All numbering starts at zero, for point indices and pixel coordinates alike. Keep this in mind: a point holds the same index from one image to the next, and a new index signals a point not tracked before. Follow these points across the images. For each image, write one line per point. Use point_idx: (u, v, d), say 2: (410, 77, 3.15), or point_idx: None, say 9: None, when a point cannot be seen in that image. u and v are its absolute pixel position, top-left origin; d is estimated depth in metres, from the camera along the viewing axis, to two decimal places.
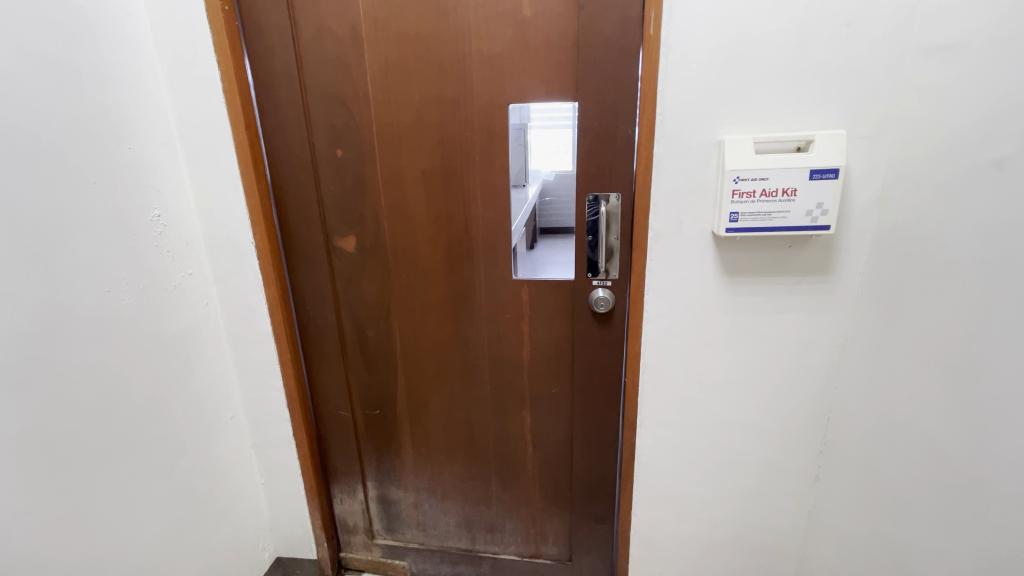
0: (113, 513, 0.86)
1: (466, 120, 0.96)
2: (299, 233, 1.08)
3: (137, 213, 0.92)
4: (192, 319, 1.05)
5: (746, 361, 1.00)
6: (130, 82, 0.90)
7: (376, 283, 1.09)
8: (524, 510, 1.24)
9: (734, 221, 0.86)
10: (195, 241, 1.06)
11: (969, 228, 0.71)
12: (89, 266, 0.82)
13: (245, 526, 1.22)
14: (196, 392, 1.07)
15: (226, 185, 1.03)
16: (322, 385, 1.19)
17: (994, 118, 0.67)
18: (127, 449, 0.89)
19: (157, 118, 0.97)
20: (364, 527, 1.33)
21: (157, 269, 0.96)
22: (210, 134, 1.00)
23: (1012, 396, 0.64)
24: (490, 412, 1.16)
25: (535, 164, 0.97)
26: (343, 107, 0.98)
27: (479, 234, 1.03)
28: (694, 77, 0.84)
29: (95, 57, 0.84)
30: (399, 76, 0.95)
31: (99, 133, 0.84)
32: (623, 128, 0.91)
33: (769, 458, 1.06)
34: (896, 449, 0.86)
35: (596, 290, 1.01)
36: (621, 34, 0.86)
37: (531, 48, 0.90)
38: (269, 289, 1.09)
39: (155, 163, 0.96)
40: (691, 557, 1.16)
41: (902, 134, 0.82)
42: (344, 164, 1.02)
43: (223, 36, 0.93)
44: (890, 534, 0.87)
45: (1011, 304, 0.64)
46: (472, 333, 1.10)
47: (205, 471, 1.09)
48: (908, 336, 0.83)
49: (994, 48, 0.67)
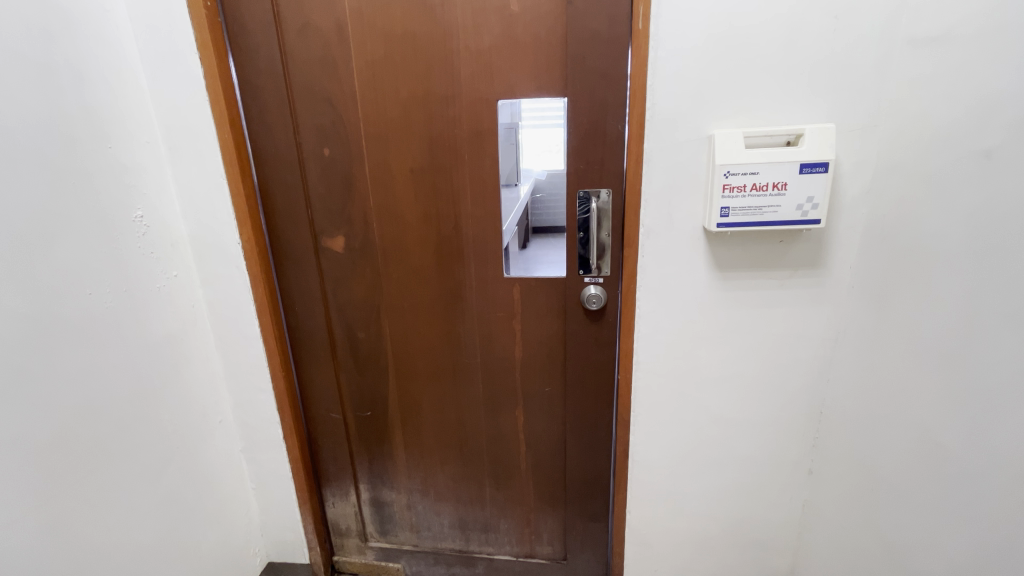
0: (103, 522, 0.84)
1: (454, 118, 0.95)
2: (286, 233, 1.06)
3: (119, 212, 0.89)
4: (177, 322, 1.03)
5: (738, 357, 1.00)
6: (110, 82, 0.88)
7: (365, 283, 1.08)
8: (518, 510, 1.23)
9: (725, 216, 0.86)
10: (180, 242, 1.04)
11: (959, 219, 0.71)
12: (70, 269, 0.80)
13: (235, 531, 1.21)
14: (183, 395, 1.05)
15: (210, 186, 1.01)
16: (312, 387, 1.18)
17: (984, 110, 0.67)
18: (113, 454, 0.87)
19: (139, 117, 0.94)
20: (357, 529, 1.32)
21: (141, 271, 0.94)
22: (194, 132, 0.98)
23: (1006, 384, 0.64)
24: (483, 412, 1.15)
25: (528, 163, 0.96)
26: (330, 105, 0.97)
27: (469, 232, 1.02)
28: (684, 73, 0.84)
29: (75, 54, 0.82)
30: (386, 73, 0.94)
31: (79, 133, 0.82)
32: (613, 124, 0.90)
33: (762, 453, 1.06)
34: (889, 441, 0.86)
35: (588, 287, 1.00)
36: (610, 28, 0.85)
37: (520, 44, 0.89)
38: (257, 292, 1.07)
39: (137, 163, 0.94)
40: (686, 553, 1.16)
41: (892, 128, 0.82)
42: (332, 162, 1.01)
43: (207, 35, 0.91)
44: (884, 525, 0.87)
45: (1005, 295, 0.64)
46: (464, 331, 1.09)
47: (194, 475, 1.07)
48: (900, 329, 0.83)
49: (983, 40, 0.67)
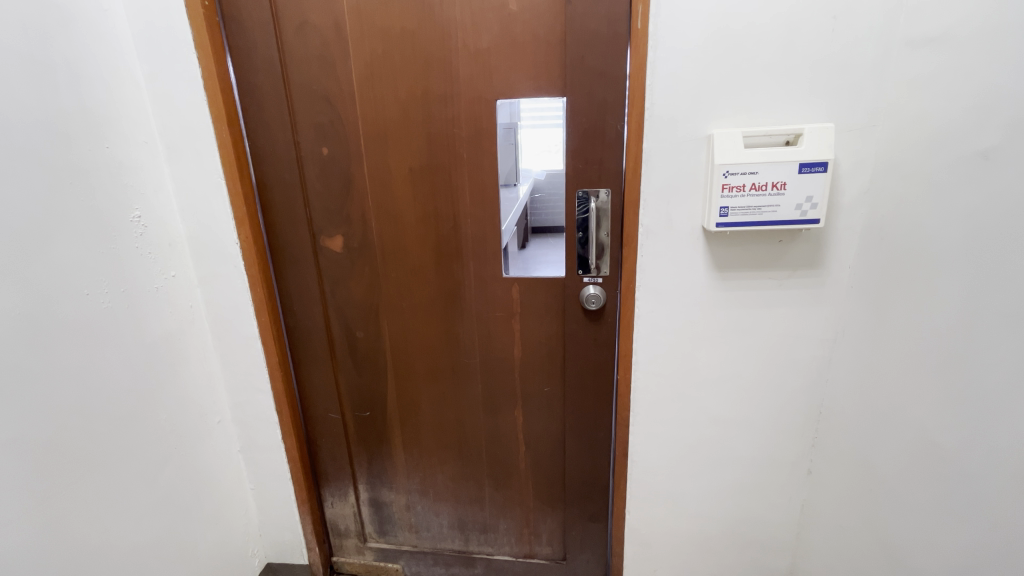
0: (99, 523, 0.84)
1: (453, 117, 0.95)
2: (284, 233, 1.06)
3: (116, 212, 0.89)
4: (174, 322, 1.03)
5: (737, 357, 1.00)
6: (108, 81, 0.88)
7: (364, 283, 1.08)
8: (518, 510, 1.23)
9: (724, 216, 0.86)
10: (178, 242, 1.03)
11: (957, 218, 0.71)
12: (66, 269, 0.80)
13: (234, 531, 1.20)
14: (181, 396, 1.04)
15: (208, 186, 1.01)
16: (311, 387, 1.18)
17: (982, 110, 0.67)
18: (111, 455, 0.87)
19: (136, 116, 0.94)
20: (356, 530, 1.32)
21: (138, 271, 0.94)
22: (191, 131, 0.98)
23: (1004, 384, 0.64)
24: (482, 412, 1.15)
25: (527, 163, 0.96)
26: (328, 104, 0.96)
27: (468, 232, 1.02)
28: (683, 73, 0.84)
29: (72, 53, 0.81)
30: (384, 73, 0.93)
31: (76, 132, 0.82)
32: (612, 123, 0.90)
33: (761, 453, 1.06)
34: (888, 441, 0.86)
35: (587, 287, 1.00)
36: (609, 27, 0.85)
37: (518, 43, 0.89)
38: (255, 292, 1.07)
39: (135, 163, 0.93)
40: (685, 553, 1.16)
41: (890, 128, 0.82)
42: (330, 162, 1.00)
43: (204, 34, 0.91)
44: (883, 525, 0.87)
45: (1003, 294, 0.64)
46: (463, 331, 1.09)
47: (192, 476, 1.07)
48: (899, 329, 0.83)
49: (981, 40, 0.67)
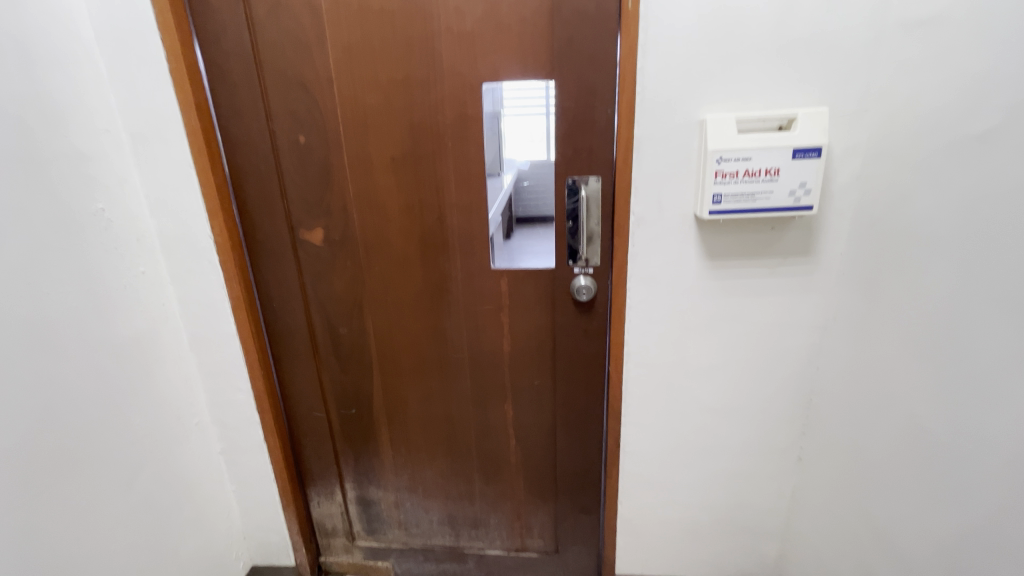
0: (71, 531, 0.81)
1: (436, 104, 0.91)
2: (261, 227, 1.01)
3: (78, 206, 0.84)
4: (146, 321, 0.99)
5: (727, 346, 0.98)
6: (65, 66, 0.82)
7: (346, 278, 1.04)
8: (509, 504, 1.22)
9: (716, 204, 0.84)
10: (147, 237, 0.98)
11: (949, 207, 0.70)
12: (23, 268, 0.75)
13: (216, 533, 1.17)
14: (155, 396, 1.00)
15: (177, 177, 0.96)
16: (293, 384, 1.14)
17: (974, 93, 0.65)
18: (83, 462, 0.83)
19: (97, 103, 0.88)
20: (344, 529, 1.30)
21: (105, 268, 0.89)
22: (157, 119, 0.92)
23: (996, 378, 0.64)
24: (471, 406, 1.12)
25: (510, 152, 0.93)
26: (304, 90, 0.92)
27: (454, 223, 0.98)
28: (675, 56, 0.81)
29: (24, 36, 0.75)
30: (363, 58, 0.89)
31: (31, 121, 0.76)
32: (602, 109, 0.87)
33: (751, 441, 1.06)
34: (878, 431, 0.86)
35: (578, 277, 0.97)
36: (598, 8, 0.81)
37: (503, 25, 0.85)
38: (232, 288, 1.03)
39: (97, 154, 0.88)
40: (676, 543, 1.16)
41: (883, 113, 0.80)
42: (308, 151, 0.96)
43: (168, 15, 0.85)
44: (873, 513, 0.88)
45: (996, 285, 0.63)
46: (450, 325, 1.06)
47: (170, 477, 1.03)
48: (890, 319, 0.83)
49: (975, 22, 0.65)
